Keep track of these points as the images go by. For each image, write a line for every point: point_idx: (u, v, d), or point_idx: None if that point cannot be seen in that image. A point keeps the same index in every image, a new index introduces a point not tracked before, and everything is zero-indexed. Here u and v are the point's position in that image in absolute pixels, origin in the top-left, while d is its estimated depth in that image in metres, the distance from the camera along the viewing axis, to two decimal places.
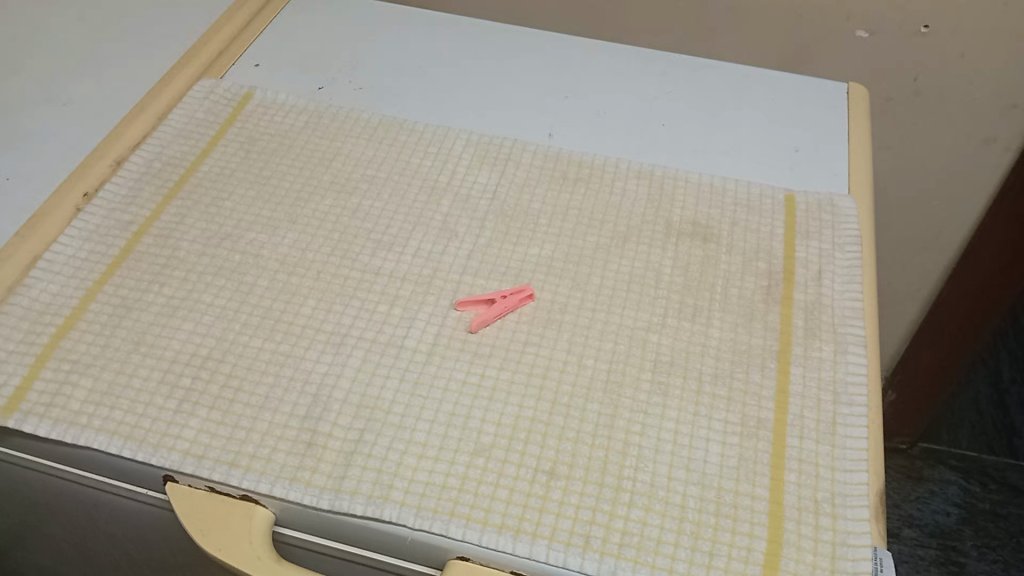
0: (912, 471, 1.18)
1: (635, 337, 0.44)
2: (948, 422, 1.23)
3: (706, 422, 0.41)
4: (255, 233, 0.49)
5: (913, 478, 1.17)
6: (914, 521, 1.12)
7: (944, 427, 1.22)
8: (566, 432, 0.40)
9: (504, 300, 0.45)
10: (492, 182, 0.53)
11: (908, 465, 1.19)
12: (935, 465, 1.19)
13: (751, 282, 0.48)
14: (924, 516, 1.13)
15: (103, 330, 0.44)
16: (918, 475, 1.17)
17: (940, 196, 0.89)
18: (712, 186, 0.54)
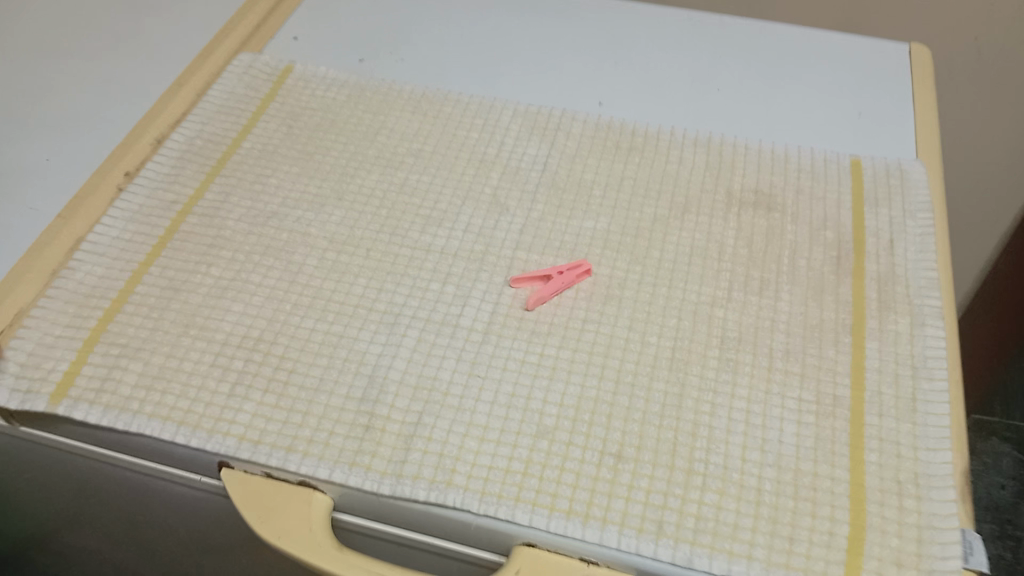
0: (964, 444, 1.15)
1: (699, 314, 0.42)
2: (1001, 393, 1.19)
3: (779, 401, 0.39)
4: (301, 210, 0.47)
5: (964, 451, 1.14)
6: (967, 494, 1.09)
7: (997, 398, 1.19)
8: (632, 412, 0.38)
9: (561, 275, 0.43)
10: (542, 153, 0.51)
11: None
12: (988, 437, 1.15)
13: (820, 253, 0.45)
14: (976, 489, 1.10)
15: (152, 313, 0.43)
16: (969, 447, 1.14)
17: (997, 161, 0.86)
18: (774, 154, 0.51)
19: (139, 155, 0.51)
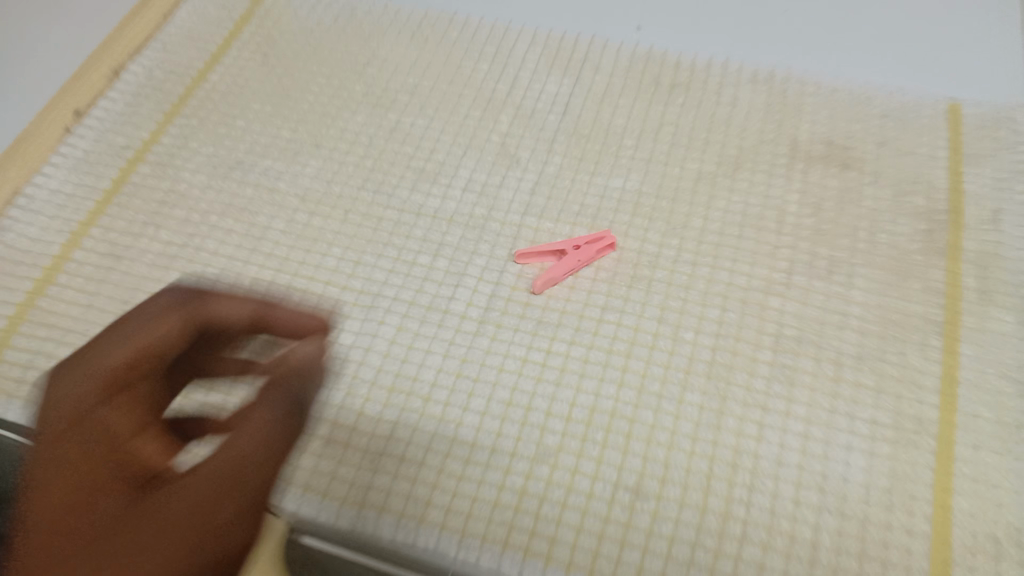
0: None
1: (748, 304, 0.34)
2: None
3: (844, 425, 0.31)
4: (271, 160, 0.40)
5: None
6: None
7: None
8: (658, 433, 0.31)
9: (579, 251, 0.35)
10: (564, 92, 0.42)
11: None
12: None
13: (904, 226, 0.36)
14: None
15: (89, 283, 0.36)
16: None
17: None
18: (851, 92, 0.41)
19: (96, 79, 0.43)
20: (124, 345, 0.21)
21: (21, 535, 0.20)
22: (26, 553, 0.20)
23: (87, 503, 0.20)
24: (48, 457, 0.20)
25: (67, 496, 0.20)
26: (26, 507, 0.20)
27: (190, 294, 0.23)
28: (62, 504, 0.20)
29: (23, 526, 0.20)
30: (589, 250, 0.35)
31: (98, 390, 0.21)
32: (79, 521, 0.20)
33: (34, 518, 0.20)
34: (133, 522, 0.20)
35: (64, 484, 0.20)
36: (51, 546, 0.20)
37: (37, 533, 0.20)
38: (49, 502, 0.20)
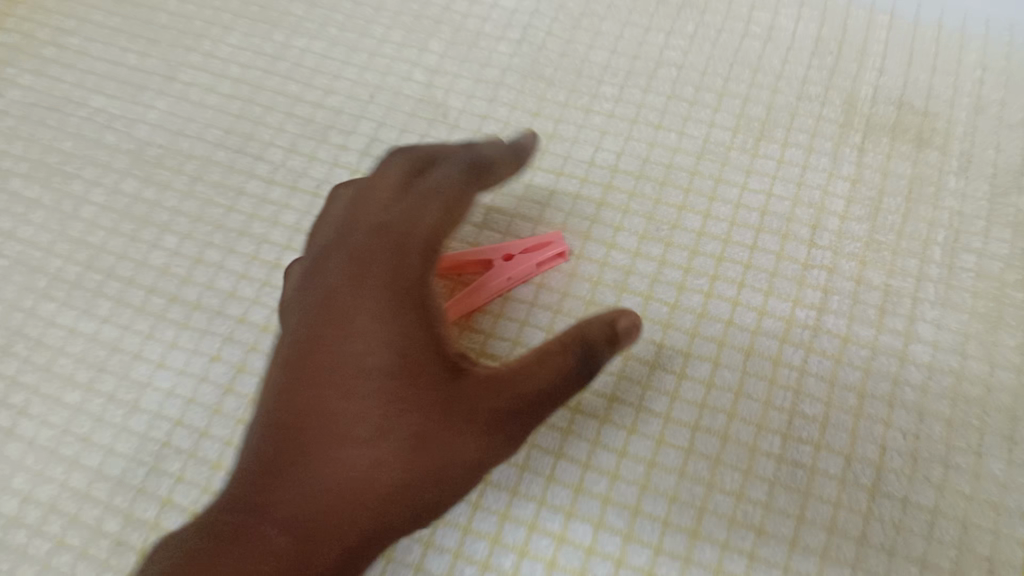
0: None
1: (753, 359, 0.23)
2: None
3: (883, 565, 0.21)
4: (104, 97, 0.28)
5: None
6: None
7: None
8: (595, 562, 0.21)
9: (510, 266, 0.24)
10: (525, 10, 0.29)
11: None
12: None
13: (1002, 244, 0.24)
14: None
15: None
16: None
17: None
18: (946, 20, 0.28)
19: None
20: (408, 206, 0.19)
21: (330, 402, 0.16)
22: (280, 401, 0.17)
23: (451, 419, 0.17)
24: (347, 304, 0.17)
25: (420, 404, 0.17)
26: (357, 367, 0.17)
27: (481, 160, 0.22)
28: (341, 394, 0.16)
29: (312, 381, 0.17)
30: (522, 263, 0.24)
31: (421, 253, 0.18)
32: (450, 433, 0.17)
33: (360, 390, 0.17)
34: (478, 437, 0.17)
35: (413, 393, 0.17)
36: (290, 392, 0.17)
37: (339, 395, 0.16)
38: (331, 388, 0.17)
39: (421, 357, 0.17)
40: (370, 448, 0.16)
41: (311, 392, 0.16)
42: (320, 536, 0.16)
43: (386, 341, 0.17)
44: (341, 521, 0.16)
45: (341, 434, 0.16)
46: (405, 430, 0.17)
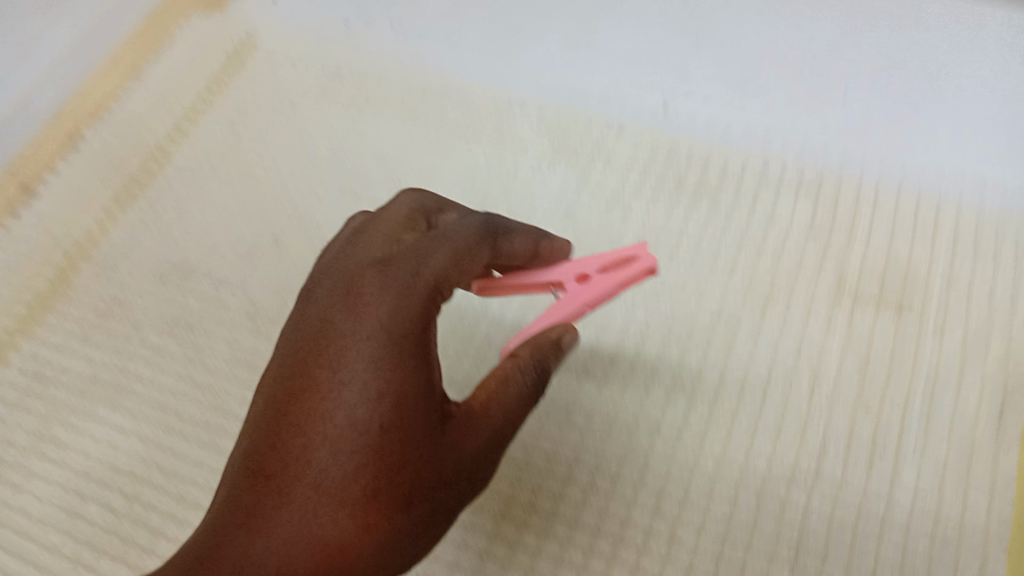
0: None
1: None
2: None
3: None
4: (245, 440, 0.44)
5: None
6: None
7: None
8: None
9: (599, 285, 0.38)
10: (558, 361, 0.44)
11: None
12: None
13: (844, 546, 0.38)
14: None
15: (133, 416, 0.45)
16: None
17: None
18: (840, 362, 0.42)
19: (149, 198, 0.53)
20: (405, 288, 0.34)
21: (335, 447, 0.31)
22: (303, 440, 0.32)
23: (415, 459, 0.32)
24: (349, 384, 0.32)
25: (394, 448, 0.32)
26: (350, 424, 0.31)
27: (497, 231, 0.38)
28: (353, 445, 0.31)
29: (318, 430, 0.32)
30: (610, 284, 0.38)
31: (407, 344, 0.33)
32: (426, 482, 0.32)
33: (351, 439, 0.31)
34: (438, 460, 0.32)
35: (397, 439, 0.32)
36: (301, 436, 0.32)
37: (337, 446, 0.31)
38: (345, 441, 0.31)
39: (403, 411, 0.32)
40: (367, 483, 0.31)
41: (319, 440, 0.31)
42: (334, 533, 0.31)
43: (372, 406, 0.32)
44: (350, 521, 0.31)
45: (346, 465, 0.31)
46: (386, 474, 0.31)
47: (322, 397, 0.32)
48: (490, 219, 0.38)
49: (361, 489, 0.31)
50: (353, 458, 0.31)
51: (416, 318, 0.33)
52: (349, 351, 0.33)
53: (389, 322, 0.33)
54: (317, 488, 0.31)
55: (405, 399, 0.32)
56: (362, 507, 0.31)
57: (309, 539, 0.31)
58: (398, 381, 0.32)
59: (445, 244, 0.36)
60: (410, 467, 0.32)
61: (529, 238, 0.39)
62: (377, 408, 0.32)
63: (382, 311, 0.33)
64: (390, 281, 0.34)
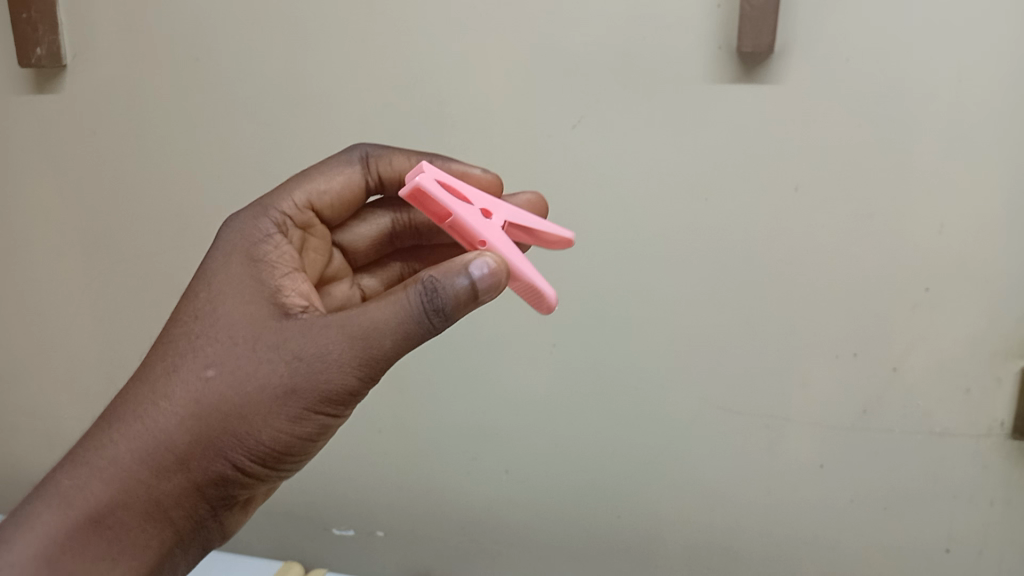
0: (998, 553, 1.01)
1: None
2: None
3: None
4: None
5: (998, 555, 1.01)
6: (992, 560, 1.02)
7: None
8: None
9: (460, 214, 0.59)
10: None
11: (992, 547, 1.01)
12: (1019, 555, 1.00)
13: None
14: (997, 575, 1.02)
15: None
16: (1006, 562, 1.01)
17: (895, 481, 1.01)
18: None
19: None
20: (250, 215, 0.64)
21: (172, 332, 0.57)
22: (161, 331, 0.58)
23: (222, 338, 0.55)
24: (199, 285, 0.59)
25: (199, 337, 0.56)
26: (186, 318, 0.57)
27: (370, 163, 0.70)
28: (185, 331, 0.56)
29: (169, 323, 0.58)
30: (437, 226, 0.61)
31: (242, 258, 0.60)
32: (229, 355, 0.54)
33: (184, 326, 0.57)
34: (242, 343, 0.54)
35: (205, 330, 0.56)
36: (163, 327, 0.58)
37: (173, 332, 0.57)
38: (183, 327, 0.57)
39: (215, 307, 0.57)
40: (182, 358, 0.55)
41: (168, 326, 0.57)
42: (152, 390, 0.54)
43: (202, 301, 0.58)
44: (168, 382, 0.54)
45: (176, 346, 0.56)
46: (192, 352, 0.55)
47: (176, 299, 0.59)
48: (368, 153, 0.70)
49: (175, 359, 0.55)
50: (182, 338, 0.56)
51: (258, 227, 0.63)
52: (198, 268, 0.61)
53: (231, 238, 0.62)
54: (151, 361, 0.56)
55: (219, 292, 0.58)
56: (179, 368, 0.55)
57: (135, 396, 0.55)
58: (219, 278, 0.59)
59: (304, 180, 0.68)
60: (213, 340, 0.55)
61: (403, 157, 0.70)
62: (203, 297, 0.58)
63: (229, 229, 0.63)
64: (238, 220, 0.63)
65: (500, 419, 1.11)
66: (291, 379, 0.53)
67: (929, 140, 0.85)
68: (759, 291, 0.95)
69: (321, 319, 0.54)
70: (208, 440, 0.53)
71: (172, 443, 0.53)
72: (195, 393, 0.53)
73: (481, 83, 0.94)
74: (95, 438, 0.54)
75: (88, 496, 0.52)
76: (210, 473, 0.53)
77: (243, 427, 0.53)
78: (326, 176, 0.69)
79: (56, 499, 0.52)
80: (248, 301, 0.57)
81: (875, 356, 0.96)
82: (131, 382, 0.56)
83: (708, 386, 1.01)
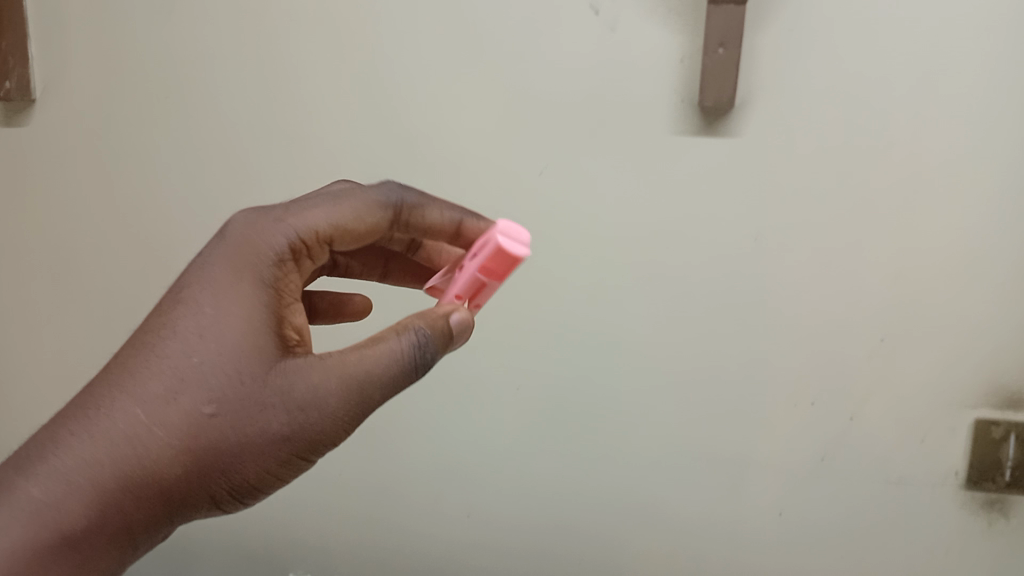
0: None
1: None
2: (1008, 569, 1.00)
3: None
4: None
5: None
6: None
7: (1005, 563, 1.00)
8: None
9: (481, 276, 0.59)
10: None
11: None
12: None
13: None
14: None
15: None
16: None
17: (852, 527, 1.02)
18: None
19: None
20: (263, 232, 0.56)
21: (166, 345, 0.53)
22: (152, 336, 0.54)
23: (226, 369, 0.52)
24: (200, 297, 0.54)
25: (199, 361, 0.52)
26: (183, 333, 0.53)
27: (409, 206, 0.61)
28: (182, 348, 0.53)
29: (162, 330, 0.54)
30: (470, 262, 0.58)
31: (250, 283, 0.55)
32: (231, 392, 0.52)
33: (183, 343, 0.53)
34: (245, 381, 0.52)
35: (205, 355, 0.52)
36: (153, 329, 0.54)
37: (168, 344, 0.53)
38: (178, 343, 0.53)
39: (221, 332, 0.53)
40: (178, 381, 0.52)
41: (161, 336, 0.53)
42: (141, 409, 0.51)
43: (205, 318, 0.53)
44: (160, 406, 0.51)
45: (170, 363, 0.52)
46: (190, 375, 0.52)
47: (170, 304, 0.55)
48: (405, 195, 0.61)
49: (168, 383, 0.52)
50: (178, 357, 0.52)
51: (271, 251, 0.56)
52: (195, 275, 0.56)
53: (238, 254, 0.56)
54: (139, 372, 0.52)
55: (225, 316, 0.53)
56: (174, 393, 0.51)
57: (120, 411, 0.51)
58: (225, 303, 0.54)
59: (330, 202, 0.59)
60: (217, 373, 0.52)
61: (444, 213, 0.61)
62: (206, 320, 0.53)
63: (238, 237, 0.57)
64: (251, 229, 0.57)
65: (463, 463, 1.10)
66: (288, 428, 0.52)
67: (884, 192, 0.89)
68: (720, 337, 0.97)
69: (328, 366, 0.53)
70: (196, 476, 0.51)
71: (157, 476, 0.50)
72: (190, 424, 0.51)
73: (453, 128, 0.96)
74: (65, 453, 0.50)
75: (56, 517, 0.49)
76: (186, 502, 0.52)
77: (233, 466, 0.52)
78: (357, 207, 0.59)
79: (17, 513, 0.49)
80: (251, 333, 0.53)
81: (833, 403, 0.97)
82: (112, 390, 0.52)
83: (670, 431, 1.02)
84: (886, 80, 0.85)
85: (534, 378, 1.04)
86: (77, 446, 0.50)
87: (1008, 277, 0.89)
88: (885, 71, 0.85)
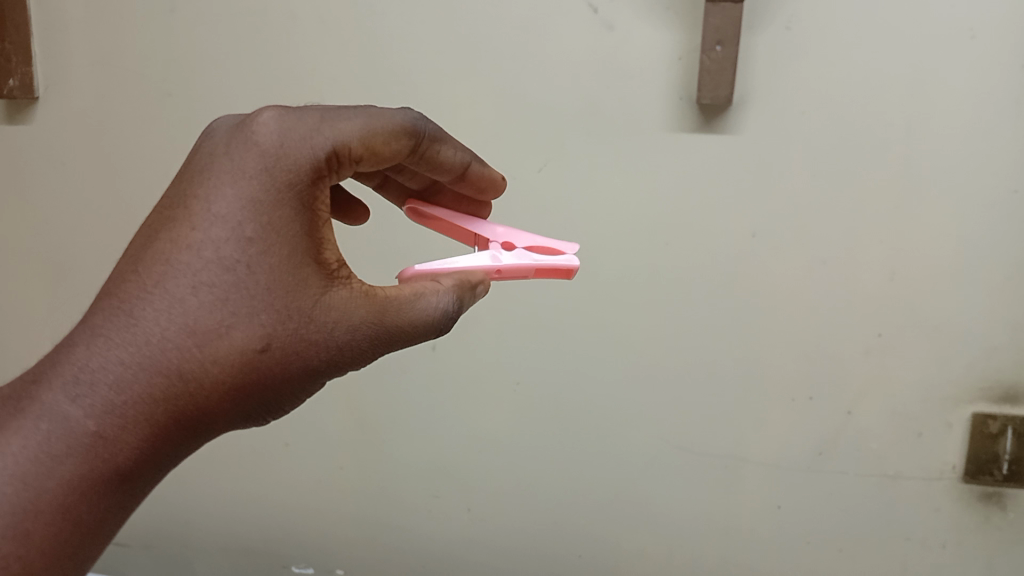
0: None
1: None
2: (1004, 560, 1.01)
3: None
4: None
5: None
6: None
7: (1003, 556, 1.01)
8: None
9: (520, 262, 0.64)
10: None
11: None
12: None
13: None
14: None
15: None
16: None
17: (851, 519, 1.03)
18: None
19: None
20: (300, 144, 0.51)
21: (207, 272, 0.49)
22: (185, 259, 0.49)
23: (275, 305, 0.50)
24: (238, 218, 0.50)
25: (247, 294, 0.49)
26: (224, 261, 0.49)
27: (430, 138, 0.59)
28: (226, 280, 0.49)
29: (197, 252, 0.49)
30: (530, 263, 0.63)
31: (291, 207, 0.51)
32: (280, 330, 0.50)
33: (227, 272, 0.49)
34: (294, 319, 0.50)
35: (253, 288, 0.49)
36: (185, 248, 0.49)
37: (209, 272, 0.49)
38: (222, 274, 0.49)
39: (269, 265, 0.50)
40: (226, 315, 0.49)
41: (196, 259, 0.49)
42: (187, 341, 0.48)
43: (248, 246, 0.49)
44: (209, 339, 0.48)
45: (215, 294, 0.49)
46: (236, 309, 0.49)
47: (204, 222, 0.50)
48: (423, 121, 0.59)
49: (216, 315, 0.48)
50: (223, 288, 0.49)
51: (309, 166, 0.51)
52: (228, 187, 0.50)
53: (278, 164, 0.51)
54: (179, 299, 0.48)
55: (272, 245, 0.50)
56: (224, 326, 0.48)
57: (160, 339, 0.47)
58: (267, 229, 0.50)
59: (368, 117, 0.55)
60: (267, 310, 0.49)
61: (457, 153, 0.61)
62: (249, 247, 0.49)
63: (273, 143, 0.51)
64: (286, 135, 0.51)
65: (464, 457, 1.11)
66: (331, 363, 0.52)
67: (880, 188, 0.90)
68: (718, 333, 0.98)
69: (373, 304, 0.53)
70: (243, 407, 0.50)
71: (206, 408, 0.49)
72: (240, 359, 0.49)
73: (452, 128, 0.97)
74: (96, 376, 0.46)
75: (102, 446, 0.46)
76: (226, 428, 0.51)
77: (278, 399, 0.51)
78: (388, 128, 0.55)
79: (55, 439, 0.45)
80: (297, 267, 0.50)
81: (830, 397, 0.98)
82: (149, 312, 0.48)
83: (669, 425, 1.03)
84: (880, 77, 0.86)
85: (534, 373, 1.05)
86: (109, 368, 0.46)
87: (1002, 272, 0.90)
88: (879, 70, 0.86)
